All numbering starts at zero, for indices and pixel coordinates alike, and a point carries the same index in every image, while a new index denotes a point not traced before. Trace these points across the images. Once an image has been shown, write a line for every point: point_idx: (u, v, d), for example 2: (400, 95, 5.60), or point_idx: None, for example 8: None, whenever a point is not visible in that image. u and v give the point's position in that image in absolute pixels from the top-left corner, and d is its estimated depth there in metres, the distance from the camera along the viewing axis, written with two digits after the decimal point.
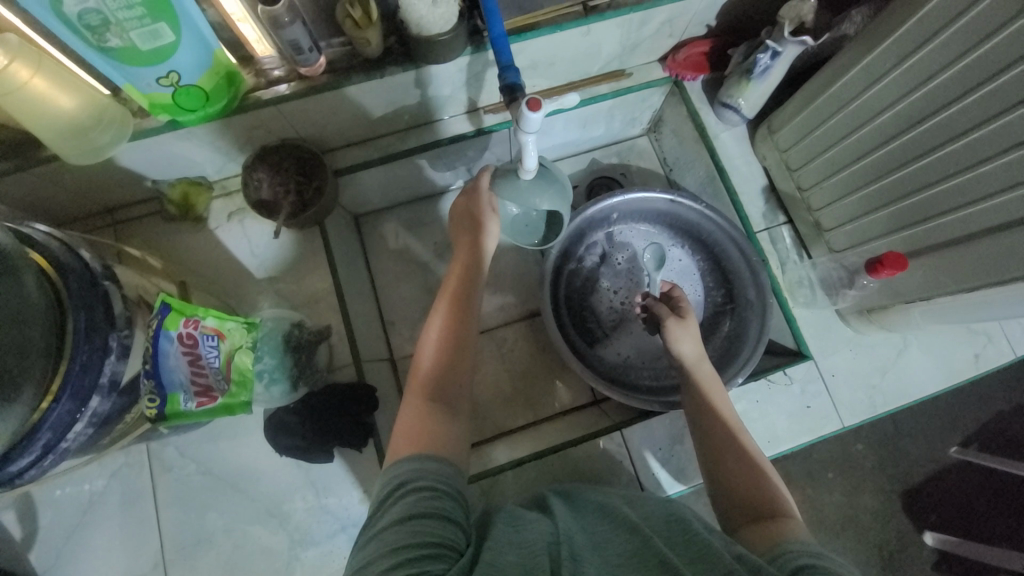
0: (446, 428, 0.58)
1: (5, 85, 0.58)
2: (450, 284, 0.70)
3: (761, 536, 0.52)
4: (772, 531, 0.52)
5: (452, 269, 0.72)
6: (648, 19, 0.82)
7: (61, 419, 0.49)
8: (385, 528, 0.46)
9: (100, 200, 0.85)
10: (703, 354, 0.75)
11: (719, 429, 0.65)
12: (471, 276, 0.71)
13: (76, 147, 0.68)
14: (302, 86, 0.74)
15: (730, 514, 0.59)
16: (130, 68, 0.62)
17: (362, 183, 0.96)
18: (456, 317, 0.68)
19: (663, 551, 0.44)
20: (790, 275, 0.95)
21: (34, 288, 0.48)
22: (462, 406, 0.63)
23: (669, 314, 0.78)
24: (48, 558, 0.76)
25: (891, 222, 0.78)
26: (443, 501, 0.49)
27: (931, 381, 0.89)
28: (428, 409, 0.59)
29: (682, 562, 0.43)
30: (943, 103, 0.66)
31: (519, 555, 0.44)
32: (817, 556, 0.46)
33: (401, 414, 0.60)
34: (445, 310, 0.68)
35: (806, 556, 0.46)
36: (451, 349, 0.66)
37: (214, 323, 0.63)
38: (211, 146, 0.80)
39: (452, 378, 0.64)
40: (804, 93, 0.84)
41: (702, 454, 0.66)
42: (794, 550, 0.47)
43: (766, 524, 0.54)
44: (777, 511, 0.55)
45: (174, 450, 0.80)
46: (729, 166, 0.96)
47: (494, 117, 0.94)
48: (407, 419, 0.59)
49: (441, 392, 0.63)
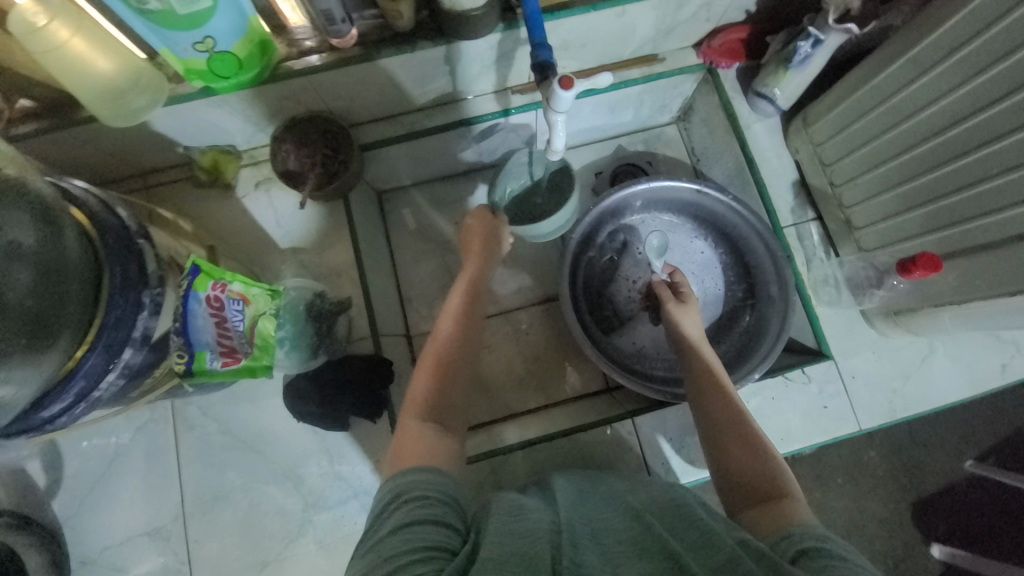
0: (442, 446, 0.59)
1: (46, 45, 0.59)
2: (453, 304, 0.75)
3: (767, 520, 0.52)
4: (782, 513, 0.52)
5: (451, 298, 0.76)
6: (685, 2, 0.80)
7: (94, 368, 0.51)
8: (380, 540, 0.46)
9: (133, 164, 0.87)
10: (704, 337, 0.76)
11: (719, 407, 0.65)
12: (472, 304, 0.76)
13: (113, 109, 0.69)
14: (333, 58, 0.75)
15: (733, 495, 0.58)
16: (167, 33, 0.63)
17: (386, 159, 0.96)
18: (448, 349, 0.70)
19: (664, 537, 0.45)
20: (816, 272, 0.92)
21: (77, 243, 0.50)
22: (457, 421, 0.64)
23: (670, 298, 0.81)
24: (76, 502, 0.80)
25: (927, 221, 0.75)
26: (436, 507, 0.49)
27: (954, 388, 0.87)
28: (423, 429, 0.60)
29: (684, 547, 0.44)
30: (988, 102, 0.63)
31: (523, 542, 0.45)
32: (819, 539, 0.46)
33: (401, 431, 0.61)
34: (448, 329, 0.72)
35: (810, 539, 0.46)
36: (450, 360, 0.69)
37: (240, 288, 0.64)
38: (242, 115, 0.81)
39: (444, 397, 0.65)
40: (844, 84, 0.81)
41: (707, 442, 0.64)
42: (800, 535, 0.47)
43: (772, 506, 0.53)
44: (784, 490, 0.55)
45: (196, 409, 0.83)
46: (760, 158, 0.94)
47: (521, 98, 0.93)
48: (408, 435, 0.60)
49: (435, 410, 0.64)
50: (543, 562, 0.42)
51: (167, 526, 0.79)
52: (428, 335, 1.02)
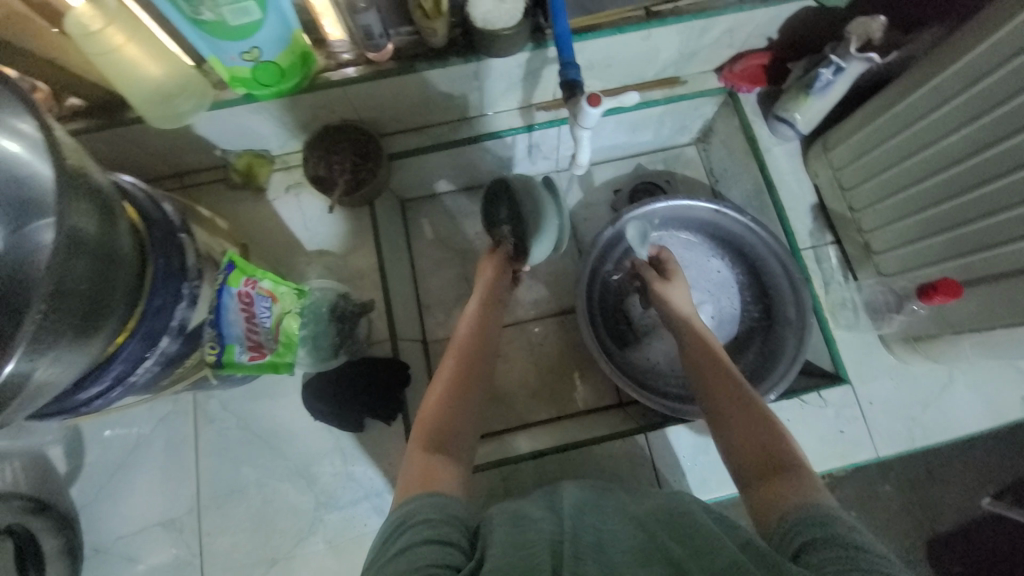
0: (445, 475, 0.58)
1: (101, 48, 0.64)
2: (455, 339, 0.76)
3: (777, 493, 0.52)
4: (794, 489, 0.52)
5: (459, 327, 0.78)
6: (709, 27, 0.82)
7: (133, 355, 0.54)
8: (386, 562, 0.47)
9: (172, 164, 0.90)
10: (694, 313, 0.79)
11: (718, 389, 0.66)
12: (483, 330, 0.76)
13: (160, 111, 0.73)
14: (369, 70, 0.78)
15: (738, 469, 0.59)
16: (218, 43, 0.67)
17: (411, 169, 1.00)
18: (460, 372, 0.70)
19: (665, 543, 0.46)
20: (834, 295, 0.92)
21: (129, 235, 0.52)
22: (464, 450, 0.64)
23: (656, 278, 0.83)
24: (96, 490, 0.82)
25: (949, 247, 0.76)
26: (441, 527, 0.49)
27: (973, 418, 0.86)
28: (431, 459, 0.59)
29: (685, 552, 0.45)
30: (1007, 132, 0.64)
31: (526, 554, 0.44)
32: (818, 521, 0.46)
33: (406, 463, 0.60)
34: (452, 360, 0.72)
35: (812, 528, 0.46)
36: (457, 389, 0.68)
37: (269, 286, 0.67)
38: (278, 121, 0.85)
39: (452, 425, 0.65)
40: (864, 111, 0.83)
41: (711, 420, 0.65)
42: (810, 514, 0.47)
43: (780, 481, 0.53)
44: (788, 460, 0.56)
45: (217, 403, 0.85)
46: (779, 181, 0.95)
47: (545, 114, 0.95)
48: (413, 466, 0.59)
49: (442, 440, 0.63)
50: (544, 567, 0.42)
51: (181, 517, 0.81)
52: (444, 342, 1.03)
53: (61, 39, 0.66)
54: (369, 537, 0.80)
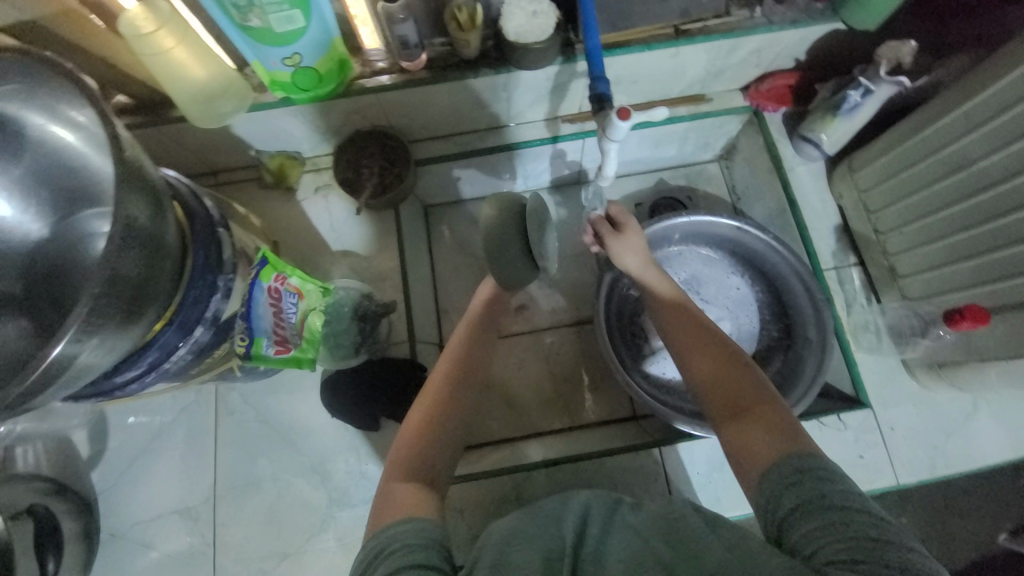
0: (424, 500, 0.57)
1: (151, 50, 0.66)
2: (443, 361, 0.70)
3: (749, 436, 0.57)
4: (776, 432, 0.56)
5: (450, 347, 0.72)
6: (737, 47, 0.83)
7: (167, 343, 0.56)
8: None
9: (207, 162, 0.93)
10: (648, 258, 0.77)
11: (682, 332, 0.68)
12: (469, 351, 0.70)
13: (201, 111, 0.76)
14: (402, 79, 0.81)
15: (708, 409, 0.62)
16: (262, 48, 0.70)
17: (436, 175, 1.02)
18: (439, 399, 0.65)
19: (655, 548, 0.49)
20: (856, 318, 0.91)
21: (174, 231, 0.54)
22: (439, 477, 0.62)
23: (608, 232, 0.78)
24: (115, 475, 0.83)
25: (976, 274, 0.75)
26: (421, 551, 0.49)
27: (999, 450, 0.83)
28: (408, 486, 0.58)
29: (677, 558, 0.48)
30: None
31: None
32: (794, 484, 0.50)
33: (384, 484, 0.59)
34: (439, 381, 0.67)
35: (790, 496, 0.50)
36: (441, 410, 0.65)
37: (297, 283, 0.70)
38: (312, 125, 0.88)
39: (431, 450, 0.62)
40: (892, 133, 0.82)
41: (677, 361, 0.67)
42: (795, 466, 0.51)
43: (750, 421, 0.58)
44: (754, 398, 0.59)
45: (238, 395, 0.87)
46: (802, 200, 0.95)
47: (570, 126, 0.97)
48: (392, 488, 0.58)
49: (420, 466, 0.61)
50: None
51: (197, 506, 0.82)
52: None
53: (113, 38, 0.69)
54: None
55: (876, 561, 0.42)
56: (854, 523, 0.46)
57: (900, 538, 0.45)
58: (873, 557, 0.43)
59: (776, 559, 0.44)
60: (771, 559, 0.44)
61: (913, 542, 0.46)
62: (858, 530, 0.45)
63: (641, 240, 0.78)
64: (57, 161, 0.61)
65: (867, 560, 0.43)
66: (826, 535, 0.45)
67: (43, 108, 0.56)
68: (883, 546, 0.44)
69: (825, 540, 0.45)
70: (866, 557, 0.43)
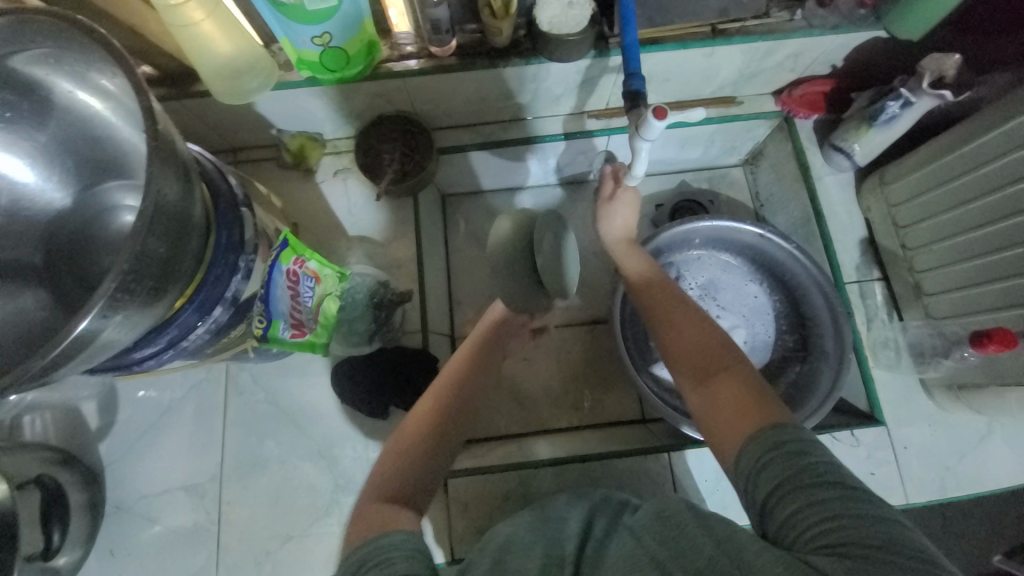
0: (404, 513, 0.53)
1: (180, 21, 0.65)
2: (436, 383, 0.69)
3: (721, 398, 0.56)
4: (745, 397, 0.55)
5: (449, 365, 0.72)
6: (775, 50, 0.81)
7: (186, 322, 0.56)
8: None
9: (228, 139, 0.92)
10: (631, 235, 0.81)
11: (662, 306, 0.69)
12: (471, 375, 0.71)
13: (226, 87, 0.75)
14: (430, 64, 0.79)
15: (682, 376, 0.62)
16: (292, 25, 0.69)
17: (457, 164, 1.00)
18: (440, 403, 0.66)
19: (651, 549, 0.47)
20: (875, 333, 0.90)
21: (201, 208, 0.53)
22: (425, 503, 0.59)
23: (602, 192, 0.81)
24: (122, 449, 0.83)
25: (1004, 296, 0.74)
26: (403, 562, 0.45)
27: (1011, 475, 0.83)
28: (386, 505, 0.54)
29: (668, 555, 0.45)
30: None
31: None
32: (766, 465, 0.48)
33: (360, 507, 0.56)
34: (431, 400, 0.67)
35: (765, 480, 0.47)
36: (435, 431, 0.64)
37: (315, 267, 0.69)
38: (336, 107, 0.87)
39: (420, 476, 0.60)
40: (927, 149, 0.80)
41: (655, 331, 0.68)
42: (765, 439, 0.49)
43: (723, 385, 0.57)
44: (729, 362, 0.59)
45: (248, 375, 0.86)
46: (829, 211, 0.93)
47: (597, 123, 0.95)
48: (368, 508, 0.55)
49: (406, 492, 0.58)
50: None
51: (203, 484, 0.82)
52: None
53: (135, 2, 0.66)
54: None
55: (859, 541, 0.41)
56: (832, 502, 0.44)
57: (879, 509, 0.43)
58: (854, 538, 0.41)
59: (764, 555, 0.42)
60: (757, 557, 0.42)
61: (892, 511, 0.44)
62: (837, 508, 0.43)
63: (631, 206, 0.81)
64: (83, 129, 0.60)
65: (848, 541, 0.41)
66: (806, 521, 0.44)
67: (72, 74, 0.55)
68: (862, 522, 0.42)
69: (805, 525, 0.43)
70: (848, 539, 0.41)
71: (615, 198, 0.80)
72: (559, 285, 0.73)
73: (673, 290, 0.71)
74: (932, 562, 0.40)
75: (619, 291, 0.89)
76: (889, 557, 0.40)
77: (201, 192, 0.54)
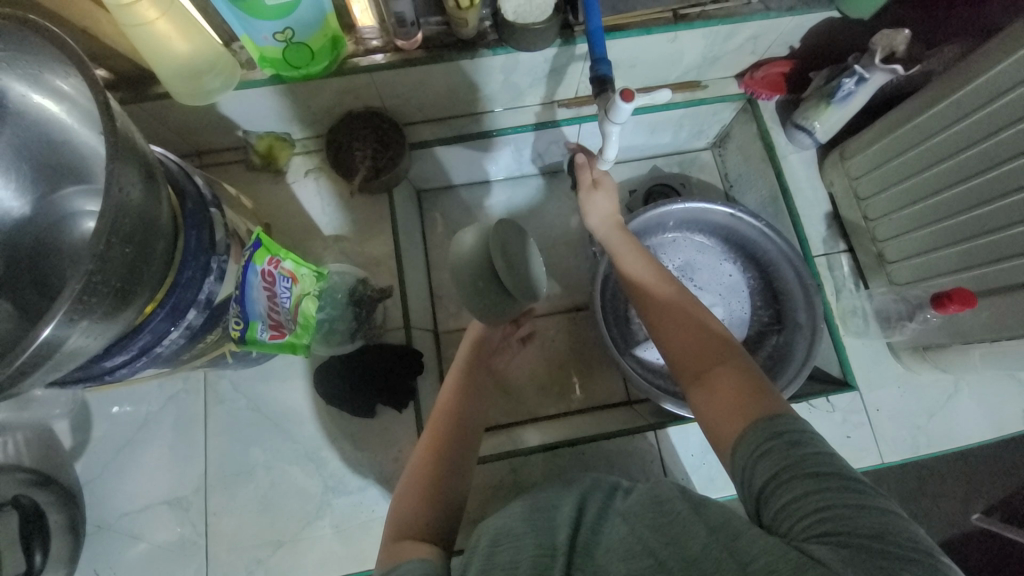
0: (417, 544, 0.53)
1: (133, 21, 0.63)
2: (438, 407, 0.69)
3: (721, 391, 0.55)
4: (742, 390, 0.54)
5: (448, 381, 0.72)
6: (735, 34, 0.83)
7: (158, 328, 0.55)
8: None
9: (192, 143, 0.90)
10: (617, 218, 0.80)
11: (654, 298, 0.68)
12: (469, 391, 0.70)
13: (188, 87, 0.73)
14: (397, 58, 0.78)
15: (679, 371, 0.61)
16: (251, 21, 0.67)
17: (430, 159, 1.00)
18: (439, 433, 0.66)
19: (644, 537, 0.48)
20: (844, 304, 0.94)
21: (167, 210, 0.52)
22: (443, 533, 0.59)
23: (585, 181, 0.82)
24: (97, 467, 0.81)
25: (961, 259, 0.77)
26: None
27: (977, 429, 0.87)
28: (399, 543, 0.54)
29: (661, 544, 0.46)
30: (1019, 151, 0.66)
31: None
32: (765, 453, 0.48)
33: (382, 546, 0.56)
34: (438, 422, 0.67)
35: (763, 468, 0.47)
36: (438, 458, 0.64)
37: (291, 267, 0.68)
38: (303, 106, 0.85)
39: (428, 505, 0.60)
40: (883, 122, 0.83)
41: (649, 326, 0.67)
42: (764, 429, 0.49)
43: (721, 378, 0.56)
44: (726, 355, 0.58)
45: (228, 383, 0.85)
46: (794, 188, 0.97)
47: (567, 112, 0.96)
48: (385, 547, 0.55)
49: (417, 525, 0.58)
50: None
51: (187, 497, 0.80)
52: (455, 333, 1.03)
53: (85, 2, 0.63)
54: (377, 523, 0.80)
55: (855, 530, 0.41)
56: (831, 492, 0.43)
57: (874, 500, 0.43)
58: (849, 527, 0.41)
59: (761, 543, 0.42)
60: (752, 543, 0.42)
61: (886, 502, 0.44)
62: (835, 497, 0.43)
63: (613, 196, 0.81)
64: (37, 135, 0.58)
65: (844, 530, 0.41)
66: (803, 509, 0.43)
67: (26, 76, 0.53)
68: (860, 512, 0.42)
69: (802, 514, 0.43)
70: (845, 529, 0.41)
71: (596, 188, 0.80)
72: (532, 286, 0.71)
73: (668, 278, 0.70)
74: (927, 552, 0.40)
75: (595, 278, 0.90)
76: (886, 548, 0.39)
77: (167, 193, 0.52)
